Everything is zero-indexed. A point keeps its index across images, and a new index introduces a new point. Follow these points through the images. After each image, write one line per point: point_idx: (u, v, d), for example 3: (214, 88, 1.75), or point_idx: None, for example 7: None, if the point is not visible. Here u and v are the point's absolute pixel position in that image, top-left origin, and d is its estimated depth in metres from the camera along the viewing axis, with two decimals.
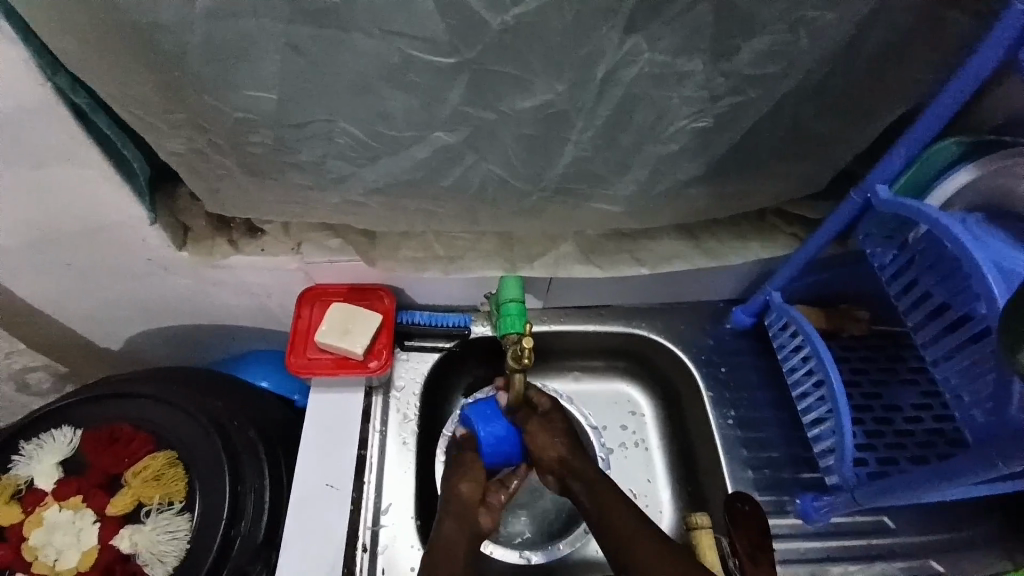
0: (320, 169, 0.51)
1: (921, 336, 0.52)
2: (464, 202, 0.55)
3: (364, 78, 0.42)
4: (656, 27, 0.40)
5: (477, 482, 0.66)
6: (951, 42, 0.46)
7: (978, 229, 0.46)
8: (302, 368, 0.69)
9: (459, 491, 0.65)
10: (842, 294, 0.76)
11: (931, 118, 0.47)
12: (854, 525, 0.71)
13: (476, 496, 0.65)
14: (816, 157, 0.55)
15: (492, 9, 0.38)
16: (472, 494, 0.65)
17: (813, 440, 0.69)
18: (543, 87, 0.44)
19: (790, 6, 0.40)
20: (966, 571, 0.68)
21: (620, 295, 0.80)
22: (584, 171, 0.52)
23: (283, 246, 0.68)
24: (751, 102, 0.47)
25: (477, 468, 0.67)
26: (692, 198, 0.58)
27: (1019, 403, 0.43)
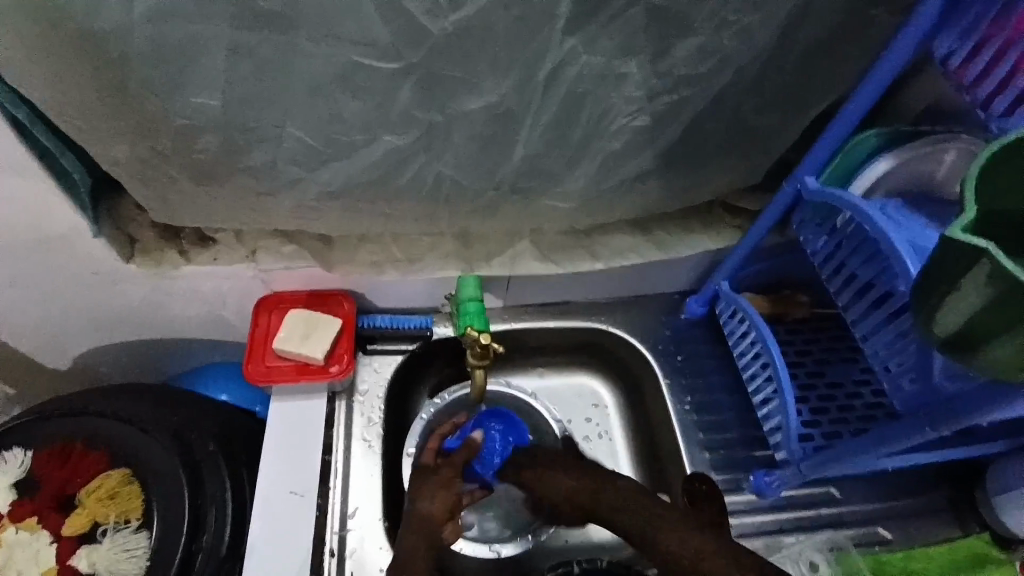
0: (271, 174, 0.51)
1: (850, 315, 0.56)
2: (420, 202, 0.56)
3: (310, 81, 0.42)
4: (592, 29, 0.42)
5: (448, 501, 0.61)
6: (868, 40, 0.49)
7: (904, 222, 0.49)
8: (260, 376, 0.68)
9: (424, 511, 0.59)
10: (787, 280, 0.81)
11: (849, 109, 0.51)
12: (804, 497, 0.74)
13: (443, 516, 0.60)
14: (753, 151, 0.58)
15: (432, 14, 0.39)
16: (442, 513, 0.60)
17: (762, 418, 0.73)
18: (487, 89, 0.45)
19: (713, 9, 0.43)
20: (911, 535, 0.73)
21: (580, 290, 0.82)
22: (536, 169, 0.54)
23: (238, 254, 0.67)
24: (686, 99, 0.50)
25: (450, 486, 0.62)
26: (644, 191, 0.60)
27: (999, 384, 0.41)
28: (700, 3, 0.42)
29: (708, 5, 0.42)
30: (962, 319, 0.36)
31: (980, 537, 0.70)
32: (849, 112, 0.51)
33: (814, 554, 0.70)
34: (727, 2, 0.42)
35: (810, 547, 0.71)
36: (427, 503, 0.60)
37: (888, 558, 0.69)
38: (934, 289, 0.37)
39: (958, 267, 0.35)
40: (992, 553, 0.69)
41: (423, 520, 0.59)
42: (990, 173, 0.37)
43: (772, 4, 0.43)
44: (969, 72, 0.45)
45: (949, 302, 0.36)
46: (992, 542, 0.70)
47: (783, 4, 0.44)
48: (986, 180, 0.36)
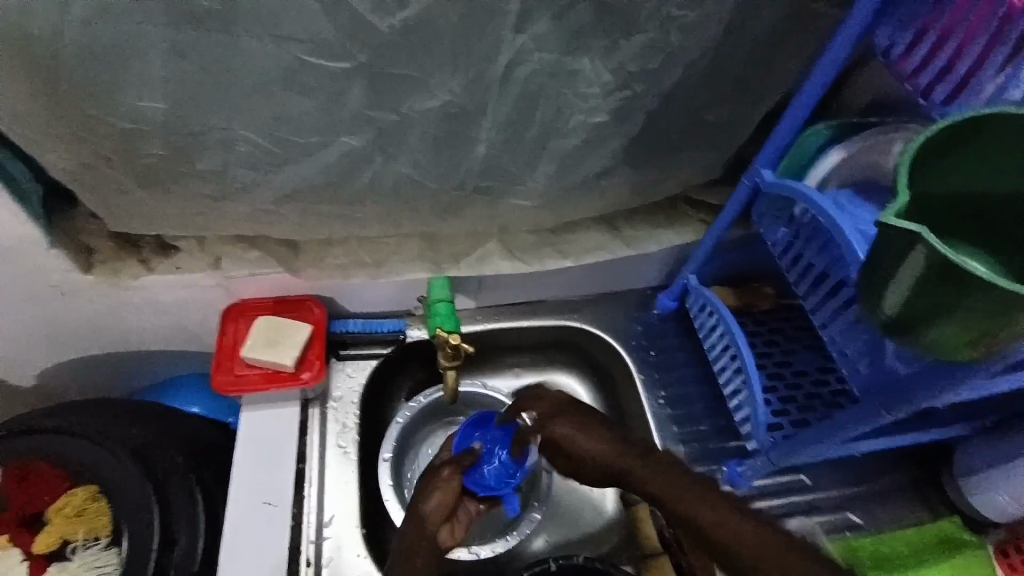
0: (226, 179, 0.50)
1: (809, 303, 0.57)
2: (381, 203, 0.56)
3: (261, 83, 0.43)
4: (541, 27, 0.43)
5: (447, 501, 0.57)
6: (812, 34, 0.51)
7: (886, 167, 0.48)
8: (228, 387, 0.67)
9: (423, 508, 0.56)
10: (752, 272, 0.82)
11: (799, 103, 0.52)
12: (776, 485, 0.75)
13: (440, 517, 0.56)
14: (709, 145, 0.59)
15: (379, 13, 0.39)
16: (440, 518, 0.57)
17: (733, 409, 0.74)
18: (440, 87, 0.45)
19: (657, 6, 0.43)
20: (881, 518, 0.74)
21: (551, 289, 0.82)
22: (495, 167, 0.54)
23: (201, 262, 0.66)
24: (639, 95, 0.50)
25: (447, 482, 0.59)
26: (604, 188, 0.61)
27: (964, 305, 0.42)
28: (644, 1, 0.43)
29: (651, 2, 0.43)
30: (903, 299, 0.37)
31: (952, 521, 0.72)
32: (797, 105, 0.52)
33: None
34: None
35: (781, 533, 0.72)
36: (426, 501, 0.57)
37: (860, 543, 0.70)
38: (877, 271, 0.38)
39: (895, 251, 0.36)
40: (964, 535, 0.70)
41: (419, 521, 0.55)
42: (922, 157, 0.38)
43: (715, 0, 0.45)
44: (908, 64, 0.46)
45: (891, 286, 0.37)
46: (963, 524, 0.71)
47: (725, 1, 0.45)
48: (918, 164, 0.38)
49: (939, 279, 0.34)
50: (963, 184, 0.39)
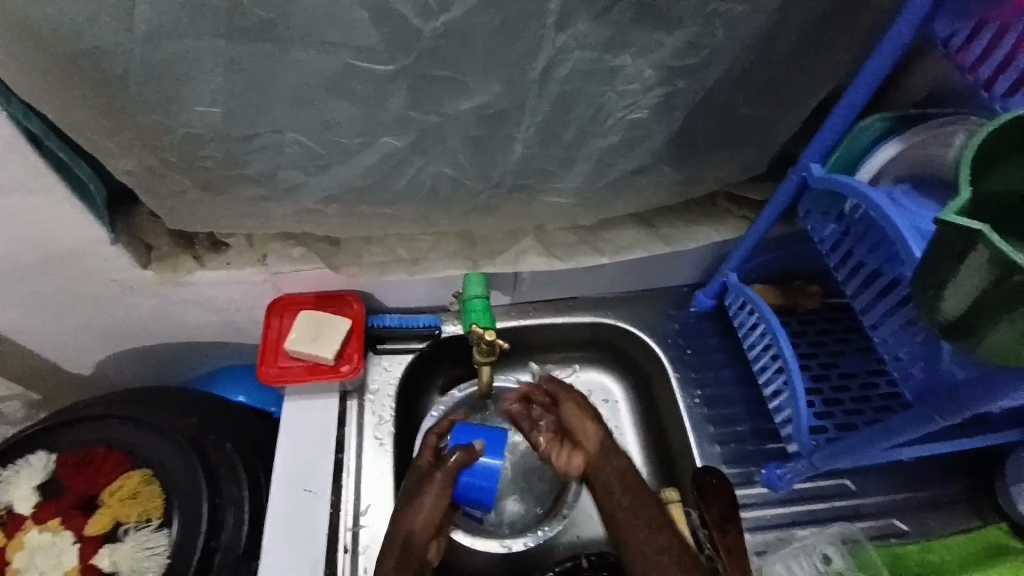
0: (272, 180, 0.52)
1: (858, 303, 0.55)
2: (421, 202, 0.57)
3: (308, 88, 0.44)
4: (583, 26, 0.42)
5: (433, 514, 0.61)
6: (865, 26, 0.49)
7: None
8: (273, 378, 0.70)
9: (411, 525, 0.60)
10: (794, 271, 0.80)
11: (851, 96, 0.50)
12: (818, 489, 0.73)
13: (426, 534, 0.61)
14: (754, 142, 0.58)
15: (422, 16, 0.40)
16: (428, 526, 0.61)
17: (773, 411, 0.72)
18: (480, 88, 0.46)
19: (702, 1, 0.42)
20: (929, 527, 0.71)
21: (586, 286, 0.82)
22: (533, 166, 0.54)
23: (248, 259, 0.69)
24: (681, 92, 0.49)
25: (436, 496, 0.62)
26: (643, 186, 0.60)
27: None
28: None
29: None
30: (966, 300, 0.35)
31: (998, 526, 0.69)
32: (848, 100, 0.50)
33: (826, 545, 0.68)
34: None
35: (822, 539, 0.68)
36: (415, 516, 0.61)
37: (906, 550, 0.68)
38: (936, 274, 0.36)
39: (957, 250, 0.34)
40: (1012, 543, 0.68)
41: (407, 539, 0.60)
42: (983, 154, 0.36)
43: None
44: (965, 58, 0.45)
45: (951, 289, 0.35)
46: (1011, 531, 0.69)
47: None
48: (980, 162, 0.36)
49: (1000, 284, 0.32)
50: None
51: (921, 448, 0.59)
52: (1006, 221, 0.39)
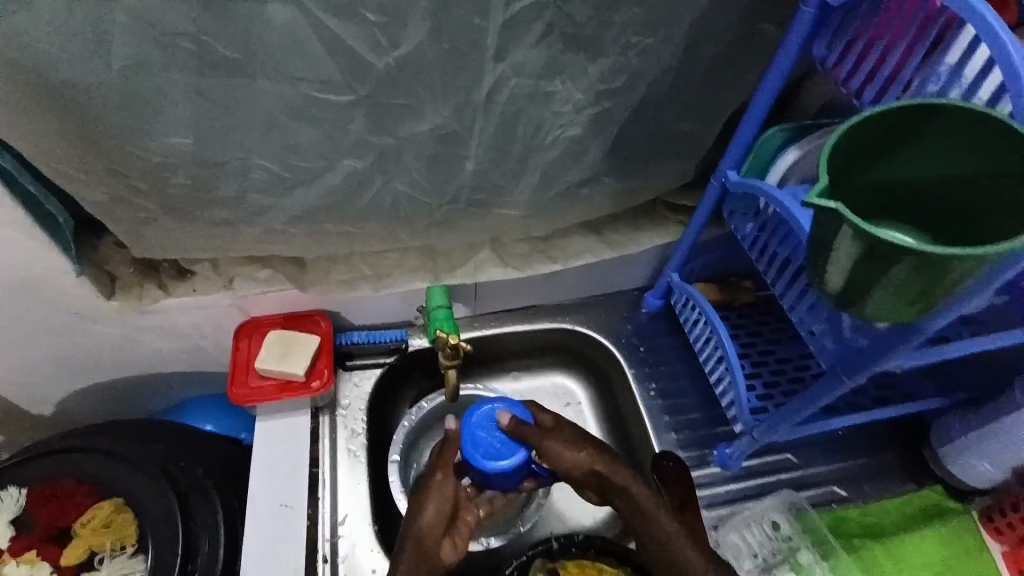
0: (240, 203, 0.55)
1: (778, 289, 0.62)
2: (382, 219, 0.61)
3: (274, 117, 0.48)
4: (518, 56, 0.49)
5: (443, 509, 0.61)
6: (761, 50, 0.57)
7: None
8: (243, 398, 0.72)
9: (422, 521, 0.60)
10: (731, 269, 0.88)
11: (754, 109, 0.58)
12: (764, 465, 0.79)
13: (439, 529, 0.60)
14: (680, 153, 0.65)
15: (376, 51, 0.45)
16: (437, 526, 0.60)
17: (720, 396, 0.79)
18: (431, 113, 0.51)
19: (618, 33, 0.49)
20: (866, 491, 0.78)
21: (544, 294, 0.88)
22: (484, 181, 0.60)
23: (215, 284, 0.71)
24: (610, 110, 0.56)
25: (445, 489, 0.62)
26: (585, 195, 0.66)
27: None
28: (607, 29, 0.49)
29: (612, 31, 0.49)
30: (844, 270, 0.41)
31: (934, 489, 0.77)
32: (752, 112, 0.58)
33: (775, 513, 0.73)
34: (629, 27, 0.49)
35: (772, 508, 0.74)
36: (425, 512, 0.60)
37: (847, 514, 0.74)
38: (818, 249, 0.42)
39: (826, 224, 0.40)
40: (947, 503, 0.76)
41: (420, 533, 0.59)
42: (853, 139, 0.40)
43: (669, 27, 0.51)
44: (840, 71, 0.51)
45: (832, 258, 0.41)
46: (945, 492, 0.77)
47: (679, 25, 0.51)
48: (844, 150, 0.40)
49: (868, 250, 0.38)
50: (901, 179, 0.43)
51: (834, 421, 0.69)
52: (878, 202, 0.44)
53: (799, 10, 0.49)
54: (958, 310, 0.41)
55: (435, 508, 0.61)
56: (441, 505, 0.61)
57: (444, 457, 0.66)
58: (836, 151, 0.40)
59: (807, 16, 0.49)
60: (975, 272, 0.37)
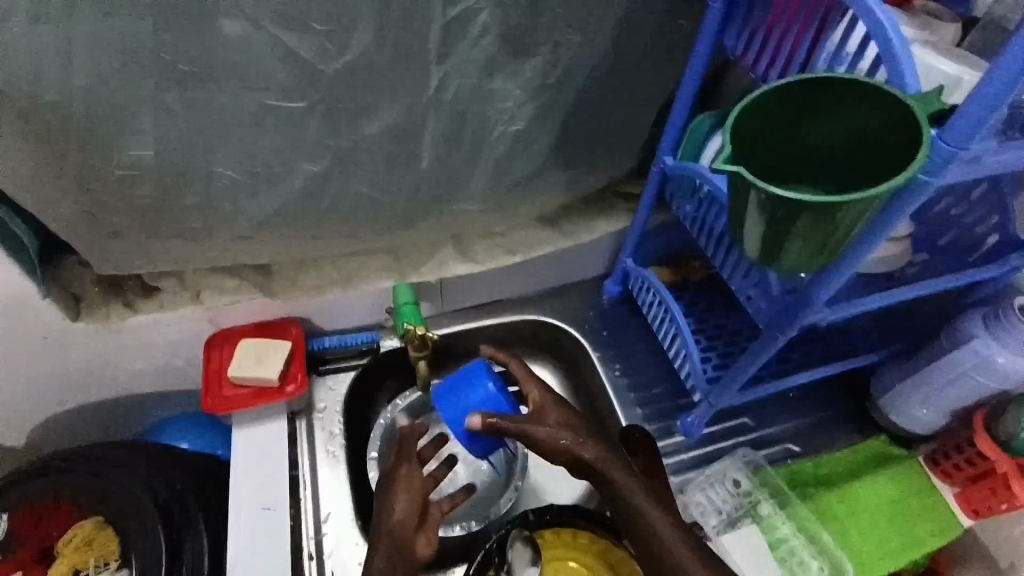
0: (205, 212, 0.58)
1: (718, 261, 0.67)
2: (345, 220, 0.64)
3: (233, 126, 0.51)
4: (458, 58, 0.53)
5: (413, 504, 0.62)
6: (682, 43, 0.62)
7: (906, 61, 0.40)
8: (220, 407, 0.73)
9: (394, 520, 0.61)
10: (682, 252, 0.93)
11: (681, 97, 0.63)
12: (725, 430, 0.85)
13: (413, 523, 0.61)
14: (620, 142, 0.70)
15: (324, 59, 0.48)
16: (411, 520, 0.61)
17: (679, 370, 0.84)
18: (381, 114, 0.55)
19: (548, 33, 0.54)
20: (818, 446, 0.84)
21: (509, 287, 0.92)
22: (440, 178, 0.63)
23: (182, 298, 0.73)
24: (549, 104, 0.61)
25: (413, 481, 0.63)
26: (536, 188, 0.71)
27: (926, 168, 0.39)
28: (537, 30, 0.53)
29: (542, 31, 0.54)
30: (757, 233, 0.45)
31: (878, 438, 0.82)
32: (680, 100, 0.64)
33: (734, 471, 0.78)
34: (557, 27, 0.54)
35: (732, 466, 0.79)
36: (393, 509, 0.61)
37: (801, 467, 0.79)
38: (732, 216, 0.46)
39: (735, 190, 0.44)
40: (892, 450, 0.81)
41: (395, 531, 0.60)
42: (759, 109, 0.43)
43: (594, 25, 0.55)
44: (749, 58, 0.56)
45: (745, 222, 0.45)
46: (891, 441, 0.82)
47: (603, 24, 0.56)
48: (750, 119, 0.43)
49: (770, 212, 0.42)
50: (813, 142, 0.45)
51: (781, 383, 0.75)
52: (790, 169, 0.47)
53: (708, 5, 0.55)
54: (866, 255, 0.46)
55: (407, 503, 0.61)
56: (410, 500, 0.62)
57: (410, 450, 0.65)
58: (743, 120, 0.43)
59: (715, 10, 0.55)
60: (864, 215, 0.42)
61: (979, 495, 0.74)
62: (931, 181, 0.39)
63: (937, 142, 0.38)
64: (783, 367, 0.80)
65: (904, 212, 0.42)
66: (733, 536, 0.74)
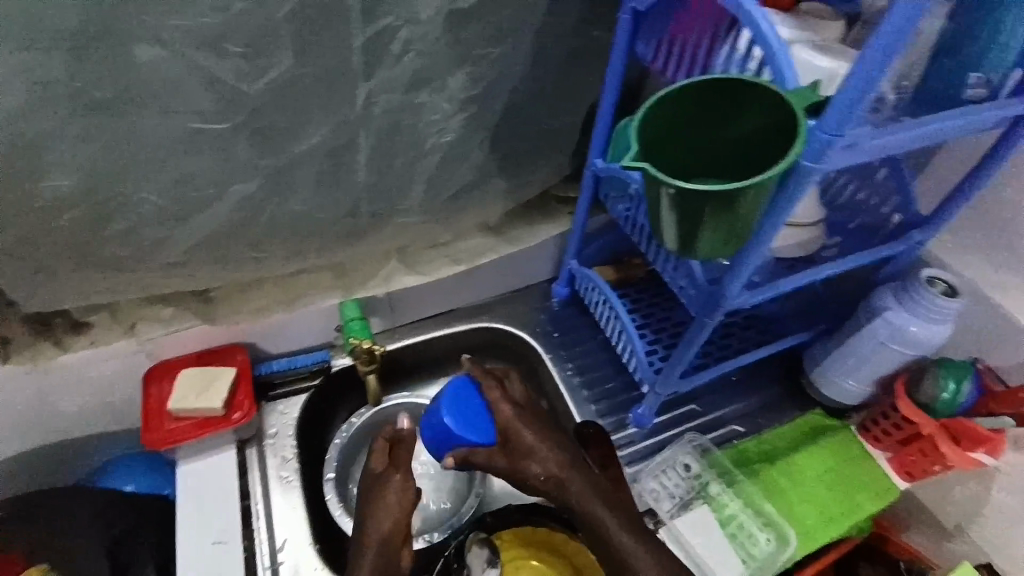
0: (134, 241, 0.57)
1: (651, 255, 0.70)
2: (283, 239, 0.64)
3: (155, 152, 0.50)
4: (382, 75, 0.54)
5: (400, 517, 0.62)
6: (599, 53, 0.66)
7: (784, 60, 0.43)
8: (162, 442, 0.71)
9: (381, 532, 0.61)
10: (623, 251, 0.97)
11: (604, 103, 0.66)
12: (675, 418, 0.88)
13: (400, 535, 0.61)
14: (552, 149, 0.73)
15: (245, 80, 0.49)
16: (397, 534, 0.61)
17: (628, 364, 0.87)
18: (310, 133, 0.55)
19: (468, 48, 0.56)
20: (762, 425, 0.89)
21: (460, 296, 0.93)
22: (376, 193, 0.64)
23: (118, 332, 0.71)
24: (477, 115, 0.63)
25: (402, 491, 0.63)
26: (474, 197, 0.72)
27: (808, 154, 0.42)
28: (457, 45, 0.55)
29: (462, 46, 0.55)
30: (671, 224, 0.47)
31: (815, 413, 0.87)
32: (603, 106, 0.67)
33: (683, 455, 0.82)
34: (477, 42, 0.56)
35: (681, 451, 0.82)
36: (381, 522, 0.61)
37: (746, 446, 0.84)
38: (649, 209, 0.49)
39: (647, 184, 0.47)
40: (827, 422, 0.86)
41: (382, 543, 0.60)
42: (661, 110, 0.46)
43: (513, 39, 0.58)
44: (660, 65, 0.60)
45: (660, 215, 0.48)
46: (826, 413, 0.88)
47: (522, 37, 0.58)
48: (653, 119, 0.46)
49: (679, 204, 0.45)
50: (715, 137, 0.48)
51: (722, 367, 0.79)
52: (699, 162, 0.50)
53: (619, 17, 0.58)
54: (770, 237, 0.50)
55: (395, 516, 0.61)
56: (401, 509, 0.62)
57: (399, 458, 0.66)
58: (647, 121, 0.46)
59: (625, 21, 0.58)
60: (762, 201, 0.45)
61: (911, 458, 0.77)
62: (815, 165, 0.43)
63: (815, 132, 0.42)
64: (722, 353, 0.85)
65: (798, 195, 0.45)
66: (686, 519, 0.77)
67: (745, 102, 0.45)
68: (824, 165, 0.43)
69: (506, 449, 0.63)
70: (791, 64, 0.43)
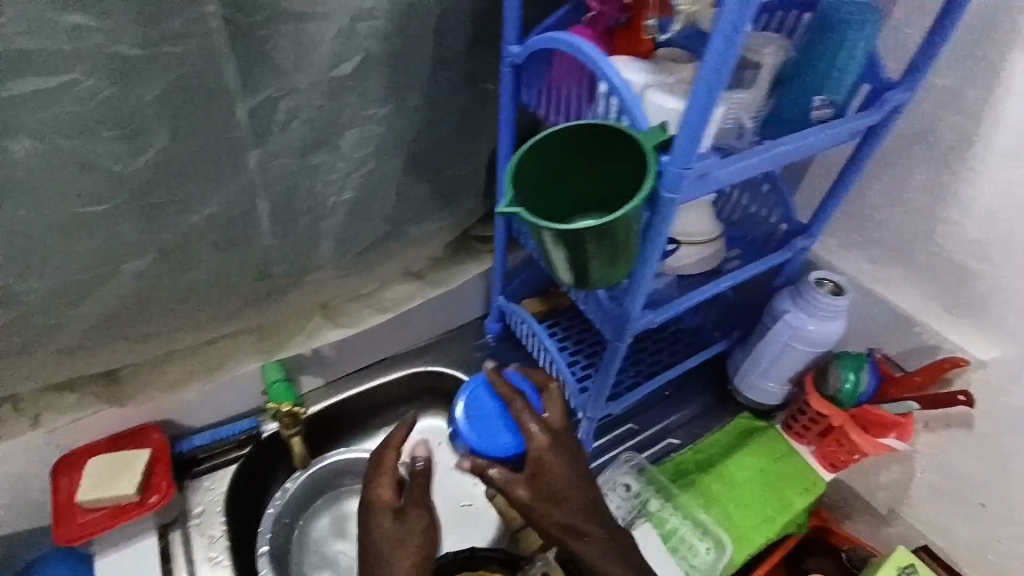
0: (20, 332, 0.54)
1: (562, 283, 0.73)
2: (188, 310, 0.63)
3: (32, 241, 0.49)
4: (270, 143, 0.55)
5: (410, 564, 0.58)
6: (490, 103, 0.69)
7: (635, 104, 0.47)
8: (72, 536, 0.66)
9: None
10: (548, 282, 1.00)
11: (501, 148, 0.70)
12: (613, 439, 0.91)
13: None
14: (460, 195, 0.75)
15: (124, 159, 0.49)
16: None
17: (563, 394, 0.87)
18: (201, 204, 0.55)
19: (356, 111, 0.58)
20: (697, 435, 0.92)
21: (391, 344, 0.91)
22: (282, 254, 0.65)
23: (17, 426, 0.67)
24: (376, 172, 0.64)
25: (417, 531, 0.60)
26: (386, 247, 0.74)
27: (665, 185, 0.47)
28: (343, 109, 0.57)
29: (349, 110, 0.57)
30: (557, 259, 0.51)
31: (744, 415, 0.91)
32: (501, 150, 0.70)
33: (622, 475, 0.83)
34: (364, 104, 0.58)
35: (620, 472, 0.84)
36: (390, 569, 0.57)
37: (682, 458, 0.87)
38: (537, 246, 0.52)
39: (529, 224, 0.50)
40: (755, 423, 0.90)
41: None
42: (534, 154, 0.50)
43: (401, 98, 0.60)
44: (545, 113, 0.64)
45: (546, 252, 0.51)
46: (754, 415, 0.91)
47: (410, 96, 0.61)
48: (527, 162, 0.49)
49: (558, 242, 0.48)
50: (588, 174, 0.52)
51: (650, 385, 0.81)
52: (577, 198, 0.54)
53: (500, 73, 0.62)
54: (651, 261, 0.54)
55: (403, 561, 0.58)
56: (411, 552, 0.59)
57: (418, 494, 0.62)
58: (521, 165, 0.49)
59: (506, 75, 0.62)
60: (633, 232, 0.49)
61: (830, 449, 0.82)
62: (674, 195, 0.47)
63: (667, 166, 0.46)
64: (649, 370, 0.88)
65: (667, 222, 0.50)
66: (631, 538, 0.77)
67: (606, 142, 0.49)
68: (681, 194, 0.47)
69: (529, 482, 0.60)
70: (643, 107, 0.47)
